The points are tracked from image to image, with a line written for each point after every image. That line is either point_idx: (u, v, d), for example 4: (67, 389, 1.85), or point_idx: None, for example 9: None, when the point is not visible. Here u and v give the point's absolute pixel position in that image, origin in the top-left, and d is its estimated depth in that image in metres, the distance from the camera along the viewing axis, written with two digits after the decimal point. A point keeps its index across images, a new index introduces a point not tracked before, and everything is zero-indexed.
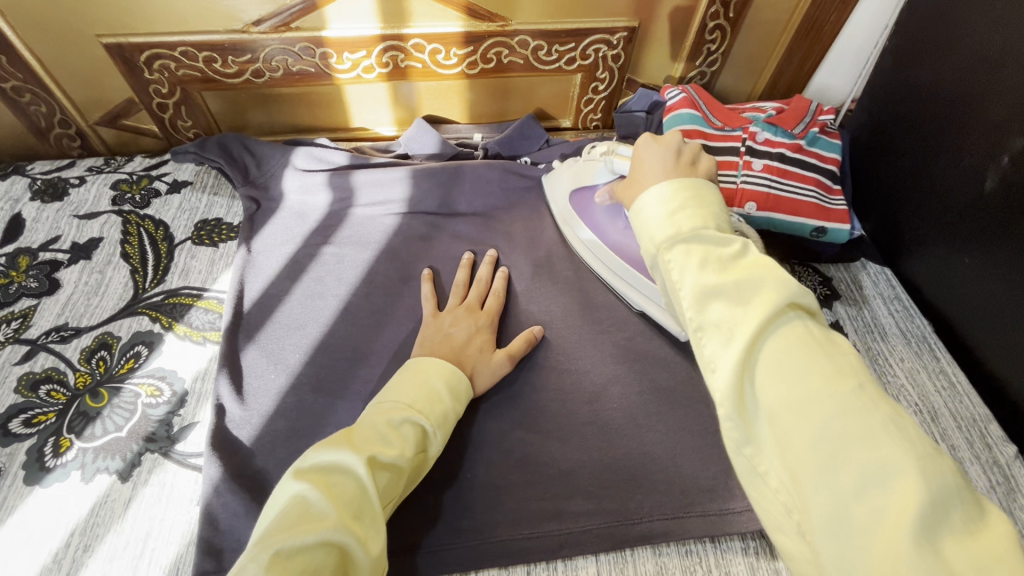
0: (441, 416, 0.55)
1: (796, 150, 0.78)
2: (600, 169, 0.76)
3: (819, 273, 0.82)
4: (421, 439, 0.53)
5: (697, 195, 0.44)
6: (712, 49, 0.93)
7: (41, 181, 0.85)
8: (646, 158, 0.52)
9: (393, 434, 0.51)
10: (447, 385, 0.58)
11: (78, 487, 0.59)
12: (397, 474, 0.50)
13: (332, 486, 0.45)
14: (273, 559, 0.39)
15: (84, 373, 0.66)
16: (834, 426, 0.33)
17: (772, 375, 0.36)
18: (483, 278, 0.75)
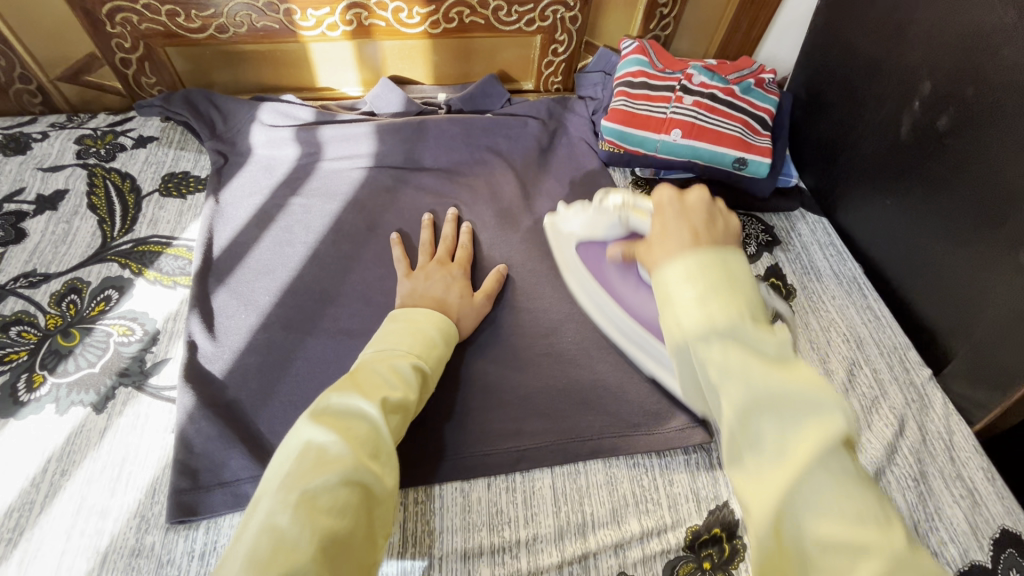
0: (436, 360, 0.60)
1: (728, 94, 0.82)
2: (608, 223, 0.66)
3: (763, 222, 0.88)
4: (420, 382, 0.56)
5: (726, 276, 0.37)
6: (665, 13, 0.97)
7: (2, 136, 0.84)
8: (666, 215, 0.43)
9: (397, 378, 0.54)
10: (439, 330, 0.62)
11: (53, 418, 0.61)
12: (405, 414, 0.53)
13: (347, 429, 0.46)
14: (302, 498, 0.42)
15: (55, 315, 0.68)
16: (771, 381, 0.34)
17: (780, 425, 0.33)
18: (451, 232, 0.78)
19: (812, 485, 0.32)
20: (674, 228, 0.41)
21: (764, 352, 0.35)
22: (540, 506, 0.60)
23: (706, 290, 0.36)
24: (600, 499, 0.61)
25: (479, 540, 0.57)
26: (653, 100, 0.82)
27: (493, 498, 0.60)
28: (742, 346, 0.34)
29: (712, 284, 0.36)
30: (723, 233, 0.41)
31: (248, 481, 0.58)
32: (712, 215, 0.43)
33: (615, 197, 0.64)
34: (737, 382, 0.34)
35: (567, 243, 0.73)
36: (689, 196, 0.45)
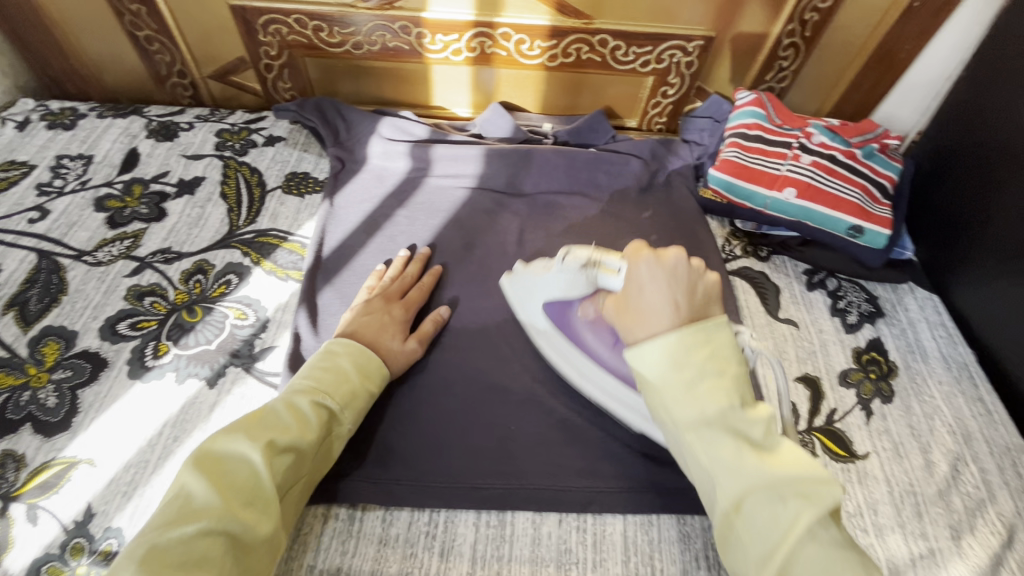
0: (347, 395, 0.59)
1: (850, 157, 0.79)
2: (581, 283, 0.62)
3: (866, 290, 0.84)
4: (324, 420, 0.56)
5: (704, 343, 0.46)
6: (784, 65, 0.96)
7: (156, 123, 0.94)
8: (646, 283, 0.51)
9: (296, 418, 0.54)
10: (355, 363, 0.61)
11: (172, 386, 0.67)
12: (301, 455, 0.53)
13: (222, 477, 0.49)
14: (150, 551, 0.44)
15: (182, 291, 0.74)
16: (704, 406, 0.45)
17: (672, 366, 0.46)
18: (432, 274, 0.77)
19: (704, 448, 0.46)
20: (648, 297, 0.50)
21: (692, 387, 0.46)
22: (609, 552, 0.59)
23: (693, 378, 0.45)
24: (671, 555, 0.60)
25: None
26: (770, 155, 0.80)
27: (563, 535, 0.60)
28: (683, 346, 0.46)
29: (676, 339, 0.46)
30: (700, 303, 0.49)
31: (330, 481, 0.61)
32: (693, 282, 0.50)
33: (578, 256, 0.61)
34: (678, 371, 0.46)
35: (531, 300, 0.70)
36: (666, 257, 0.51)
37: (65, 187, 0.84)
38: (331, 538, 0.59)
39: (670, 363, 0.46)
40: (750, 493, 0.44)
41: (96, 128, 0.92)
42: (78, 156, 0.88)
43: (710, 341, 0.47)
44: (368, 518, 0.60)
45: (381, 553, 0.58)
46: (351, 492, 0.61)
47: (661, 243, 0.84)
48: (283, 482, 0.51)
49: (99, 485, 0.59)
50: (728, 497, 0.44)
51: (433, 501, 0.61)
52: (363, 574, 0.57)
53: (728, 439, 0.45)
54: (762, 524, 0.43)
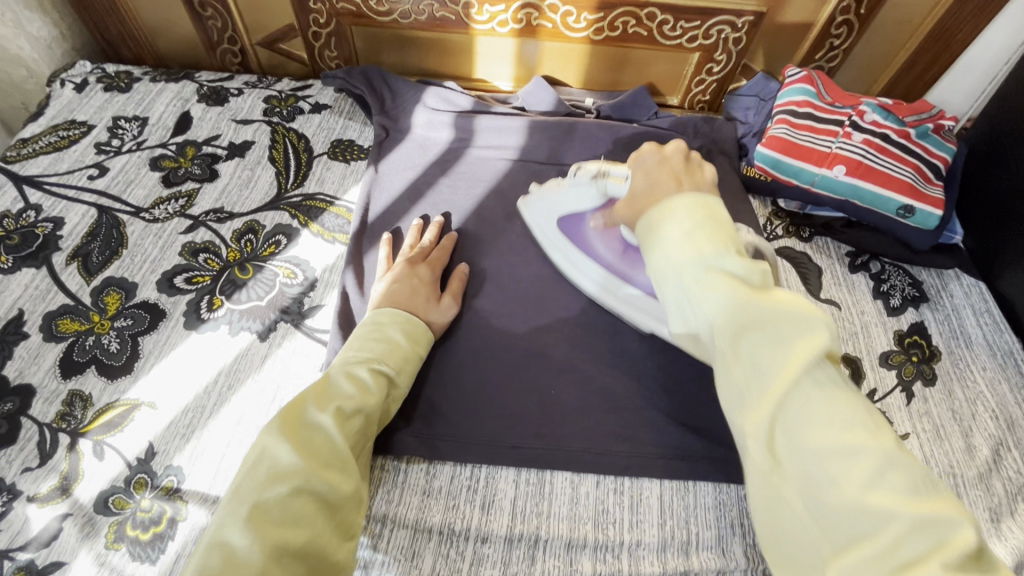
0: (400, 360, 0.61)
1: (903, 136, 0.78)
2: (591, 194, 0.75)
3: (910, 274, 0.82)
4: (383, 386, 0.59)
5: (710, 212, 0.51)
6: (835, 44, 0.94)
7: (207, 88, 0.96)
8: (641, 181, 0.60)
9: (357, 386, 0.56)
10: (403, 330, 0.64)
11: (227, 337, 0.69)
12: (367, 418, 0.56)
13: (302, 442, 0.51)
14: (252, 511, 0.46)
15: (234, 249, 0.77)
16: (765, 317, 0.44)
17: (691, 234, 0.49)
18: (448, 240, 0.78)
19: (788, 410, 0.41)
20: (660, 190, 0.56)
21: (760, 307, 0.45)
22: (646, 514, 0.61)
23: (693, 228, 0.49)
24: (707, 521, 0.60)
25: (584, 533, 0.59)
26: (820, 133, 0.79)
27: (600, 496, 0.62)
28: (691, 214, 0.50)
29: (695, 212, 0.50)
30: (698, 179, 0.57)
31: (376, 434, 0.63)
32: (689, 165, 0.59)
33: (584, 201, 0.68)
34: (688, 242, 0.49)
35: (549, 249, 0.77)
36: (666, 149, 0.61)
37: (122, 147, 0.87)
38: (377, 487, 0.61)
39: (684, 234, 0.49)
40: (769, 380, 0.42)
41: (150, 92, 0.95)
42: (133, 118, 0.91)
43: (720, 220, 0.50)
44: (412, 470, 0.62)
45: (424, 503, 0.60)
46: (395, 445, 0.63)
47: None
48: (353, 446, 0.54)
49: (160, 426, 0.62)
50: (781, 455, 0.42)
51: (474, 459, 0.63)
52: (408, 521, 0.59)
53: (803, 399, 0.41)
54: (800, 419, 0.41)
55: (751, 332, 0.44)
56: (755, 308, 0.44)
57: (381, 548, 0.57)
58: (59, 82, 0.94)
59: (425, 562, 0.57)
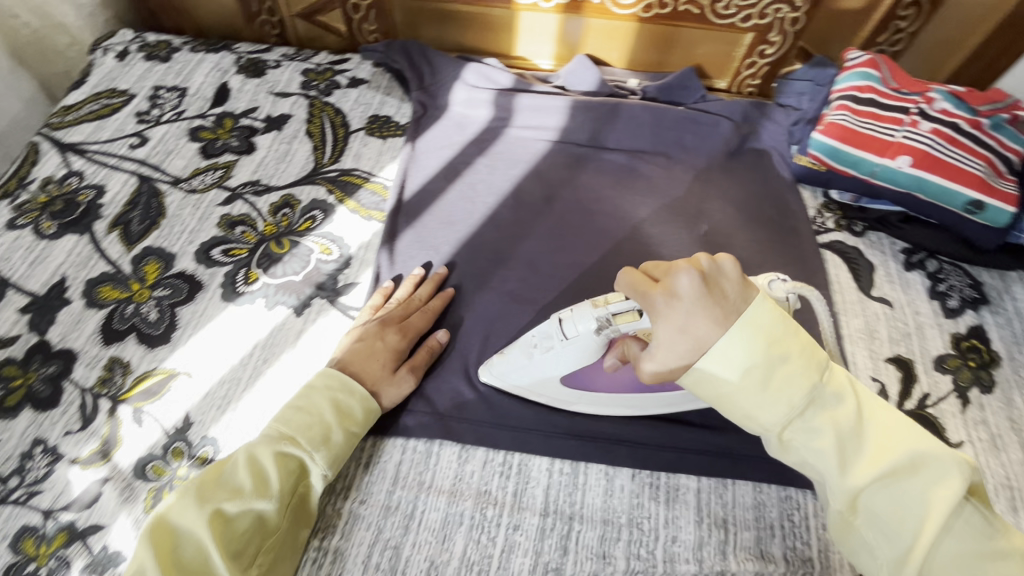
0: (318, 439, 0.55)
1: (975, 126, 0.73)
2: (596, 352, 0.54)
3: (969, 275, 0.77)
4: (287, 478, 0.53)
5: (758, 329, 0.41)
6: (901, 27, 0.88)
7: (245, 59, 0.96)
8: (680, 312, 0.42)
9: (253, 479, 0.51)
10: (331, 403, 0.57)
11: (263, 311, 0.69)
12: (261, 520, 0.50)
13: (175, 551, 0.47)
14: None
15: (271, 223, 0.76)
16: (846, 441, 0.42)
17: (760, 386, 0.41)
18: (440, 298, 0.70)
19: (877, 507, 0.42)
20: (677, 344, 0.42)
21: (829, 423, 0.42)
22: (681, 511, 0.59)
23: (760, 371, 0.41)
24: (745, 521, 0.58)
25: (617, 526, 0.57)
26: (883, 120, 0.74)
27: (635, 489, 0.60)
28: (747, 337, 0.41)
29: (737, 333, 0.41)
30: (737, 304, 0.41)
31: (409, 415, 0.63)
32: (717, 289, 0.41)
33: (588, 320, 0.51)
34: (740, 375, 0.41)
35: (546, 381, 0.60)
36: (680, 281, 0.42)
37: (162, 117, 0.87)
38: (408, 467, 0.60)
39: (735, 364, 0.41)
40: (911, 524, 0.41)
41: (190, 62, 0.94)
42: (173, 88, 0.91)
43: (778, 339, 0.41)
44: (443, 452, 0.61)
45: (455, 487, 0.59)
46: (428, 427, 0.62)
47: (749, 209, 0.81)
48: (239, 549, 0.49)
49: (197, 397, 0.63)
50: (845, 501, 0.43)
51: (507, 445, 0.62)
52: (439, 504, 0.58)
53: (896, 505, 0.41)
54: (888, 514, 0.42)
55: (868, 489, 0.42)
56: (860, 454, 0.42)
57: (411, 530, 0.56)
58: (101, 50, 0.95)
59: (456, 547, 0.56)
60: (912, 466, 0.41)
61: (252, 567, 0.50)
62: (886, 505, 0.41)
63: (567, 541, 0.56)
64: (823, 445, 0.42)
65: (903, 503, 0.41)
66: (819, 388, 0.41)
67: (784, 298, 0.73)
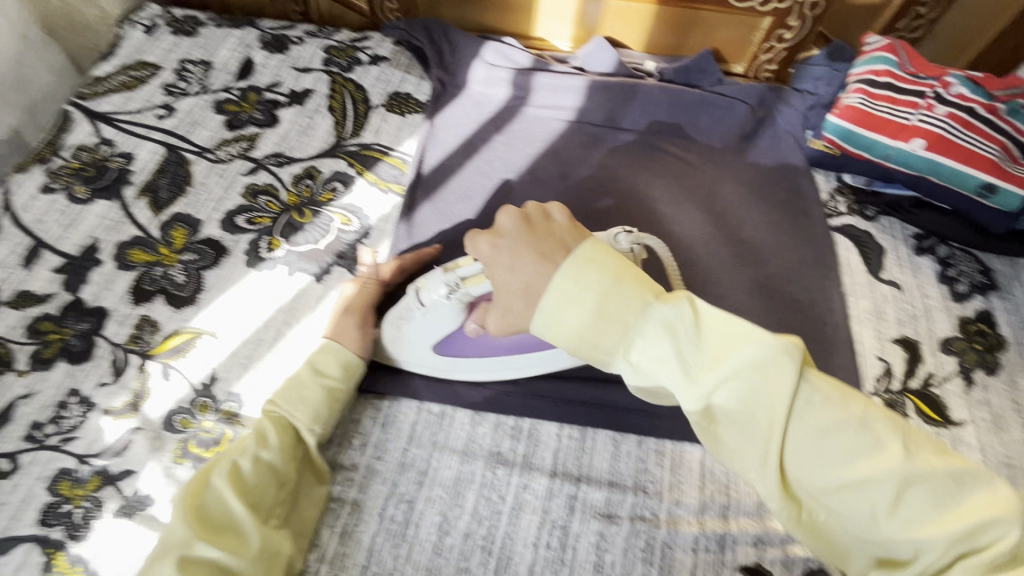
0: (305, 397, 0.58)
1: (991, 111, 0.73)
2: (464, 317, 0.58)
3: (980, 261, 0.78)
4: (285, 433, 0.57)
5: (588, 260, 0.40)
6: (921, 13, 0.88)
7: (269, 35, 0.97)
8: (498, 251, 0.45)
9: (255, 438, 0.55)
10: (313, 364, 0.60)
11: (284, 277, 0.71)
12: (270, 471, 0.54)
13: (198, 508, 0.50)
14: None
15: (293, 194, 0.78)
16: (695, 357, 0.39)
17: (595, 306, 0.39)
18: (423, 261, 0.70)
19: (734, 417, 0.39)
20: (515, 282, 0.43)
21: (678, 342, 0.39)
22: (686, 477, 0.61)
23: (595, 301, 0.39)
24: (748, 489, 0.60)
25: (623, 488, 0.59)
26: (898, 104, 0.75)
27: (642, 455, 0.62)
28: (577, 273, 0.40)
29: (570, 269, 0.40)
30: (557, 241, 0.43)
31: (423, 379, 0.65)
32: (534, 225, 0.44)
33: (439, 286, 0.57)
34: (577, 302, 0.40)
35: (421, 347, 0.63)
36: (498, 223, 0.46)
37: (188, 89, 0.89)
38: (422, 427, 0.63)
39: (571, 291, 0.40)
40: (762, 425, 0.38)
41: (215, 37, 0.96)
42: (199, 62, 0.93)
43: (610, 267, 0.40)
44: (456, 415, 0.64)
45: (468, 447, 0.62)
46: (442, 390, 0.64)
47: (762, 192, 0.82)
48: (256, 500, 0.52)
49: (222, 355, 0.65)
50: (703, 414, 0.40)
51: (518, 410, 0.64)
52: (452, 462, 0.60)
53: (754, 412, 0.38)
54: (747, 419, 0.38)
55: (718, 392, 0.39)
56: (700, 350, 0.39)
57: (425, 485, 0.59)
58: (131, 24, 0.97)
59: (467, 502, 0.58)
60: (760, 364, 0.37)
61: (271, 518, 0.53)
62: (738, 410, 0.38)
63: (574, 500, 0.58)
64: (666, 359, 0.39)
65: (753, 406, 0.38)
66: (653, 306, 0.39)
67: (793, 278, 0.74)
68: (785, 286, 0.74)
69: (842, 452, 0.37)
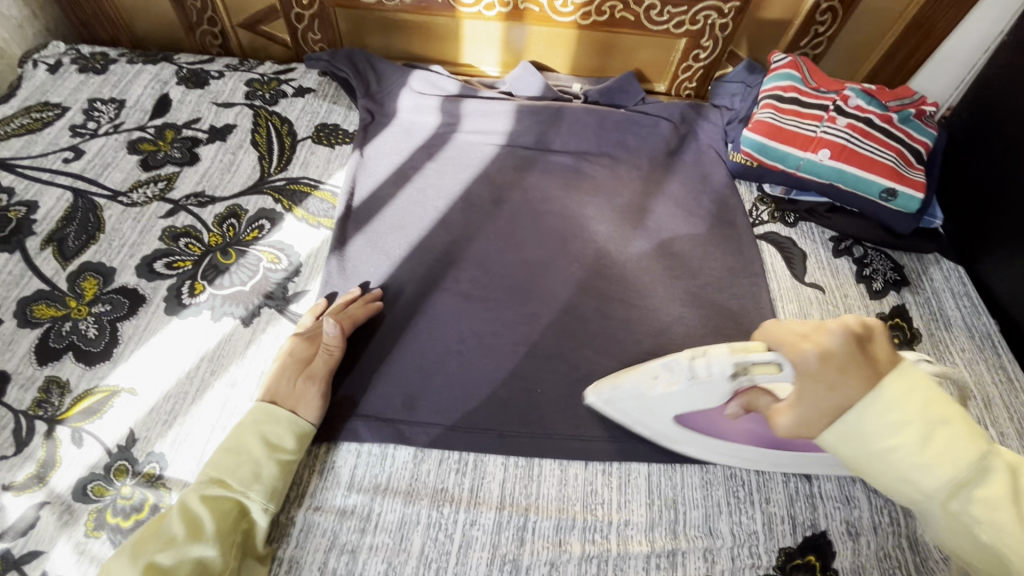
0: (250, 475, 0.55)
1: (885, 121, 0.79)
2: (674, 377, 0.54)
3: (891, 259, 0.83)
4: (225, 518, 0.52)
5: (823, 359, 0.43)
6: (820, 31, 0.95)
7: (187, 70, 0.94)
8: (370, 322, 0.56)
9: (189, 525, 0.51)
10: (261, 436, 0.57)
11: (209, 323, 0.68)
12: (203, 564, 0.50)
13: None
14: None
15: (216, 234, 0.75)
16: (879, 436, 0.42)
17: (857, 414, 0.43)
18: (370, 312, 0.69)
19: (869, 453, 0.43)
20: (829, 404, 0.43)
21: (869, 424, 0.42)
22: (633, 495, 0.61)
23: (859, 403, 0.42)
24: (694, 501, 0.61)
25: (572, 514, 0.59)
26: (805, 117, 0.80)
27: (588, 477, 0.62)
28: (896, 398, 0.42)
29: (882, 394, 0.42)
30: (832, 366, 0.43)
31: (360, 419, 0.63)
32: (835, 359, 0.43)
33: (723, 365, 0.49)
34: (862, 416, 0.42)
35: (657, 415, 0.58)
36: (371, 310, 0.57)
37: (98, 130, 0.84)
38: (364, 471, 0.60)
39: (827, 398, 0.43)
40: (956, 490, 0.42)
41: (127, 73, 0.92)
42: (109, 100, 0.88)
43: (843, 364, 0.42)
44: (398, 454, 0.62)
45: (412, 487, 0.60)
46: (382, 430, 0.62)
47: (689, 206, 0.85)
48: None
49: (140, 413, 0.61)
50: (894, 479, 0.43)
51: (462, 442, 0.62)
52: (395, 505, 0.58)
53: (909, 460, 0.42)
54: (905, 463, 0.42)
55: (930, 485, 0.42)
56: (921, 456, 0.42)
57: (368, 532, 0.56)
58: (31, 62, 0.91)
59: (413, 546, 0.56)
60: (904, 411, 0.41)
61: None
62: (921, 474, 0.42)
63: (523, 532, 0.57)
64: (872, 433, 0.42)
65: (874, 438, 0.42)
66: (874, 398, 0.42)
67: (724, 287, 0.77)
68: (716, 296, 0.76)
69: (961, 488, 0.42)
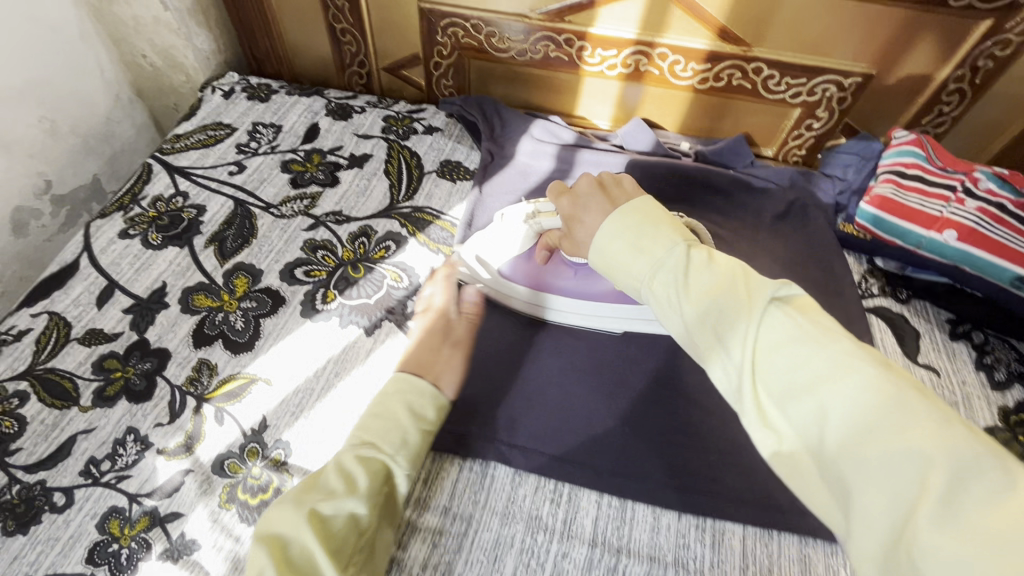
0: (398, 441, 0.57)
1: (1020, 207, 0.76)
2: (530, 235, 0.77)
3: (1017, 350, 0.78)
4: (373, 477, 0.55)
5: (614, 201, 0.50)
6: (944, 111, 0.94)
7: (334, 104, 1.06)
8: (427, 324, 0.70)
9: (345, 479, 0.54)
10: (410, 407, 0.58)
11: (337, 329, 0.75)
12: (355, 517, 0.52)
13: (284, 552, 0.49)
14: None
15: (349, 250, 0.83)
16: (624, 244, 0.46)
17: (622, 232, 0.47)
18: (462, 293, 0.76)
19: (626, 267, 0.46)
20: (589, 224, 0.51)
21: (628, 235, 0.46)
22: (727, 557, 0.60)
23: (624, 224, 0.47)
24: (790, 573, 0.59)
25: (663, 564, 0.59)
26: (929, 196, 0.80)
27: (681, 530, 0.61)
28: (626, 213, 0.48)
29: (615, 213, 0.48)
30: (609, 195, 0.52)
31: (463, 437, 0.66)
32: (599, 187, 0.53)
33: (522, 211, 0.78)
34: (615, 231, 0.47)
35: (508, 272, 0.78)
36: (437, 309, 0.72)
37: (258, 149, 0.97)
38: (463, 487, 0.63)
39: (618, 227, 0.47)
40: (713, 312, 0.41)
41: (286, 103, 1.06)
42: (270, 125, 1.01)
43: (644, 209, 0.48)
44: (496, 476, 0.64)
45: (509, 509, 0.62)
46: (483, 450, 0.65)
47: (796, 270, 0.84)
48: (341, 548, 0.51)
49: (273, 402, 0.68)
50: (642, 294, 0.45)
51: (557, 474, 0.64)
52: (491, 525, 0.60)
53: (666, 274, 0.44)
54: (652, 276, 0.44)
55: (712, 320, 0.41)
56: (648, 260, 0.45)
57: (465, 547, 0.59)
58: (211, 88, 1.07)
59: (506, 568, 0.58)
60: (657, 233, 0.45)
61: (353, 564, 0.51)
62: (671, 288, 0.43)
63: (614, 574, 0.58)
64: (627, 244, 0.46)
65: (634, 248, 0.46)
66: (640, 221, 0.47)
67: None
68: None
69: (722, 312, 0.41)
